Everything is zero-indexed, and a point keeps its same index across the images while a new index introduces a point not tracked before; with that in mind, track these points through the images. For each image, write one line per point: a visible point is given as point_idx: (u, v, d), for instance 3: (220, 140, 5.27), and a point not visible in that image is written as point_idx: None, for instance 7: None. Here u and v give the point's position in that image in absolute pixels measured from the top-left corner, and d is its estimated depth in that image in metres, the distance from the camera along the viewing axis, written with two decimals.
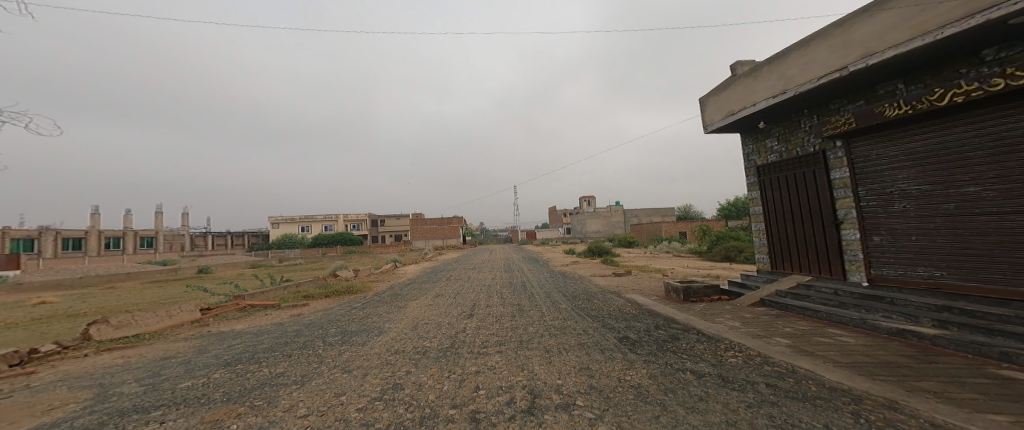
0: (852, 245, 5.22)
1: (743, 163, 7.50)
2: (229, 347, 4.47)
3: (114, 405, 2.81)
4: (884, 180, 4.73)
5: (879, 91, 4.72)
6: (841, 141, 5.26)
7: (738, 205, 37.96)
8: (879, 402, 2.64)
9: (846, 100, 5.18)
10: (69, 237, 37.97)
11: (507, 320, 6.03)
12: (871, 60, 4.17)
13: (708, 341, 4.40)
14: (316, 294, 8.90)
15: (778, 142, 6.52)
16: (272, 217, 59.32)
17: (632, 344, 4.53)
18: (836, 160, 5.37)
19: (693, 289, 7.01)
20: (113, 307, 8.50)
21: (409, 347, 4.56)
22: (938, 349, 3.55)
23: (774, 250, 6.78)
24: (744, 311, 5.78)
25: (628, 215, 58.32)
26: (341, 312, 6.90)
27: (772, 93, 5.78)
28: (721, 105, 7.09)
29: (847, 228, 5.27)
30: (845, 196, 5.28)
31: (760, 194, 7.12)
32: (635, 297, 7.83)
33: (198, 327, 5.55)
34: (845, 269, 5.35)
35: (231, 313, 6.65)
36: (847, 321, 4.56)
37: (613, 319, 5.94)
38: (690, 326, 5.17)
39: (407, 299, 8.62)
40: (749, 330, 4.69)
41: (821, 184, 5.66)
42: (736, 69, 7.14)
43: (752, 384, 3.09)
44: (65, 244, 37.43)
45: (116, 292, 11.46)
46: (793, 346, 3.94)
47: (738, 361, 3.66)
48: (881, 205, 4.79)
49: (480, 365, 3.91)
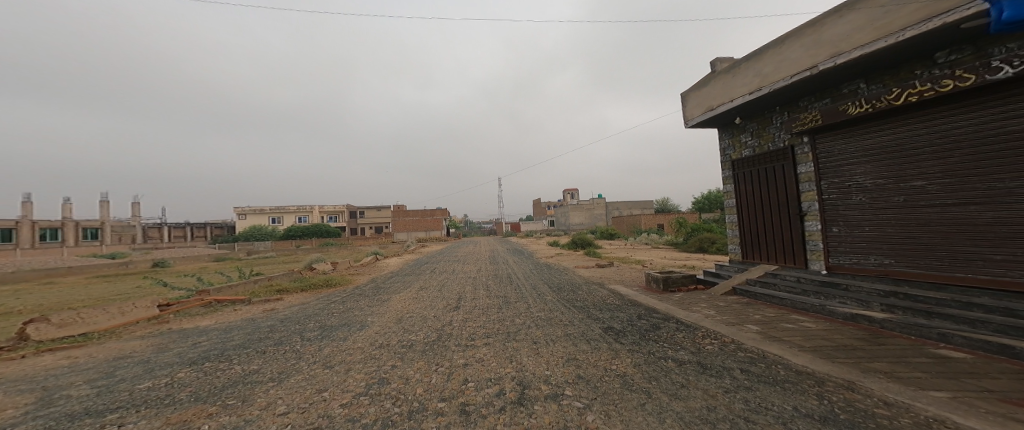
0: (813, 236, 5.56)
1: (720, 157, 7.79)
2: (195, 345, 4.16)
3: (60, 409, 2.52)
4: (844, 175, 5.04)
5: (844, 90, 5.00)
6: (808, 137, 5.54)
7: (710, 199, 39.74)
8: (841, 382, 2.84)
9: (815, 98, 5.44)
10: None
11: (494, 312, 6.00)
12: (838, 59, 4.41)
13: (687, 329, 4.56)
14: (291, 288, 8.45)
15: (752, 137, 6.80)
16: (236, 207, 55.80)
17: (617, 333, 4.63)
18: (803, 155, 5.67)
19: (672, 279, 7.27)
20: (56, 304, 7.69)
21: (394, 340, 4.43)
22: (886, 332, 3.84)
23: (745, 240, 7.11)
24: (718, 300, 6.05)
25: (606, 209, 59.61)
26: (319, 307, 6.57)
27: (748, 89, 6.00)
28: (701, 100, 7.30)
29: (810, 220, 5.59)
30: (809, 190, 5.59)
31: (733, 188, 7.43)
32: (617, 288, 8.02)
33: (158, 324, 5.12)
34: (807, 258, 5.69)
35: (195, 309, 6.19)
36: (808, 307, 4.86)
37: (597, 309, 6.04)
38: (669, 316, 5.34)
39: (390, 292, 8.38)
40: (724, 318, 4.91)
41: (789, 178, 5.96)
42: (715, 66, 7.37)
43: (729, 370, 3.23)
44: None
45: (63, 287, 10.48)
46: (764, 332, 4.15)
47: (715, 348, 3.81)
48: (841, 198, 5.11)
49: (468, 358, 3.85)
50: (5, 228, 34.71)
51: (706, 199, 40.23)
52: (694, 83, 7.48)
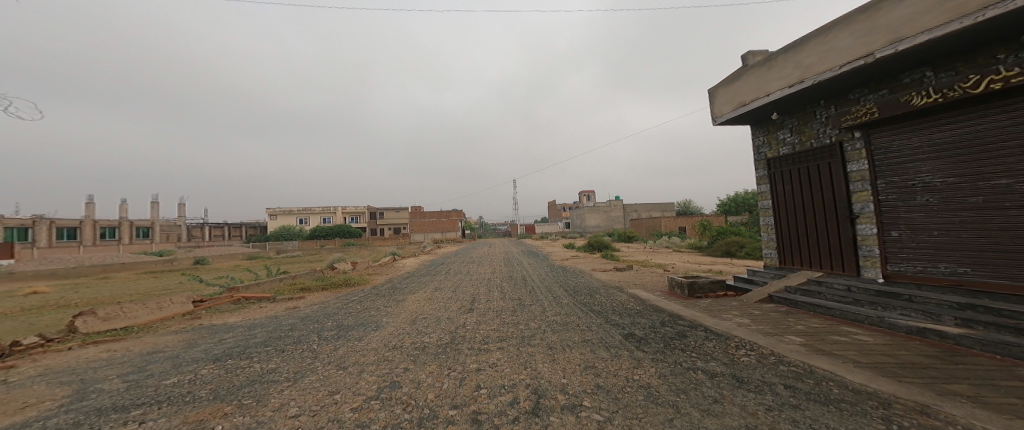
0: (867, 241, 4.98)
1: (753, 156, 7.27)
2: (221, 341, 4.30)
3: (92, 403, 2.63)
4: (905, 173, 4.48)
5: (905, 80, 4.47)
6: (860, 132, 5.00)
7: (737, 200, 37.92)
8: (908, 402, 2.48)
9: (866, 90, 4.92)
10: (64, 226, 37.71)
11: (508, 315, 5.88)
12: (900, 45, 3.94)
13: (717, 339, 4.24)
14: (313, 287, 8.71)
15: (791, 134, 6.28)
16: (270, 208, 58.93)
17: (638, 341, 4.38)
18: (854, 152, 5.12)
19: (698, 285, 6.86)
20: (105, 298, 8.30)
21: (408, 342, 4.41)
22: (963, 349, 3.28)
23: (783, 244, 6.57)
24: (752, 307, 5.60)
25: (628, 210, 58.22)
26: (338, 306, 6.71)
27: (788, 82, 5.54)
28: (732, 96, 6.85)
29: (862, 223, 5.03)
30: (862, 190, 5.02)
31: (769, 188, 6.89)
32: (638, 293, 7.68)
33: (190, 320, 5.36)
34: (858, 265, 5.13)
35: (225, 305, 6.45)
36: (861, 318, 4.30)
37: (617, 314, 5.78)
38: (696, 323, 5.00)
39: (406, 292, 8.47)
40: (759, 328, 4.53)
41: (837, 177, 5.41)
42: (747, 59, 6.91)
43: (769, 385, 2.92)
44: (60, 233, 37.21)
45: (109, 283, 11.29)
46: (808, 344, 3.76)
47: (751, 360, 3.50)
48: (902, 199, 4.54)
49: (481, 363, 3.74)
50: (70, 227, 38.25)
51: (733, 201, 38.28)
52: (725, 78, 7.03)
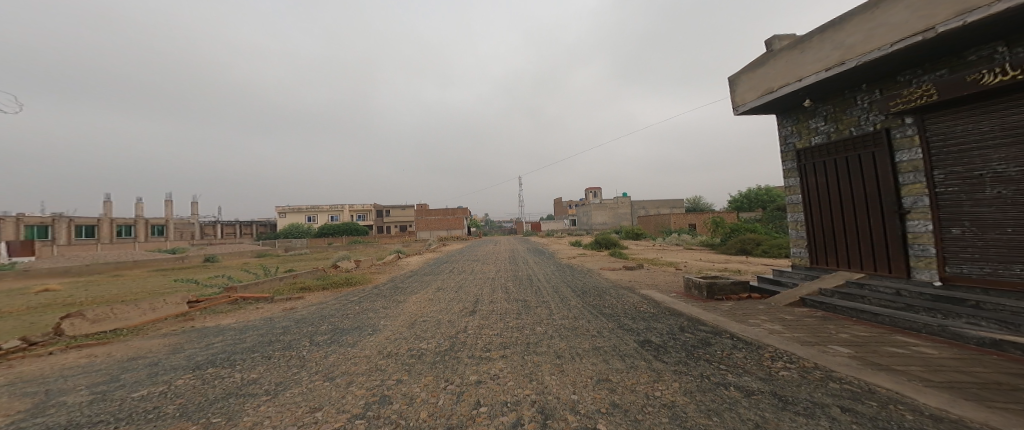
0: (920, 239, 4.42)
1: (780, 146, 6.68)
2: (207, 346, 4.05)
3: (45, 421, 2.36)
4: (969, 162, 3.92)
5: (970, 57, 3.88)
6: (911, 118, 4.43)
7: (750, 196, 36.70)
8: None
9: (921, 70, 4.32)
10: (82, 224, 38.93)
11: (512, 318, 5.51)
12: (969, 17, 3.37)
13: (747, 348, 3.77)
14: (313, 287, 8.50)
15: (825, 122, 5.70)
16: (281, 207, 59.91)
17: (656, 349, 3.94)
18: (903, 140, 4.55)
19: (719, 286, 6.35)
20: (107, 296, 8.24)
21: (403, 349, 4.08)
22: None
23: (815, 242, 6.02)
24: (782, 311, 5.08)
25: (637, 206, 57.19)
26: (336, 307, 6.45)
27: (824, 64, 4.96)
28: (756, 83, 6.27)
29: (914, 219, 4.47)
30: (914, 182, 4.46)
31: (800, 181, 6.31)
32: (652, 294, 7.21)
33: (182, 322, 5.15)
34: (909, 266, 4.57)
35: (220, 306, 6.25)
36: (919, 327, 3.76)
37: (630, 318, 5.34)
38: (720, 329, 4.53)
39: (407, 292, 8.18)
40: (796, 336, 4.03)
41: (881, 169, 4.85)
42: (772, 43, 6.33)
43: (823, 408, 2.46)
44: (78, 231, 38.41)
45: (114, 280, 11.36)
46: (858, 357, 3.26)
47: (792, 375, 3.03)
48: (967, 191, 3.96)
49: (482, 374, 3.37)
50: (89, 225, 39.49)
51: (747, 196, 36.98)
52: (748, 64, 6.41)
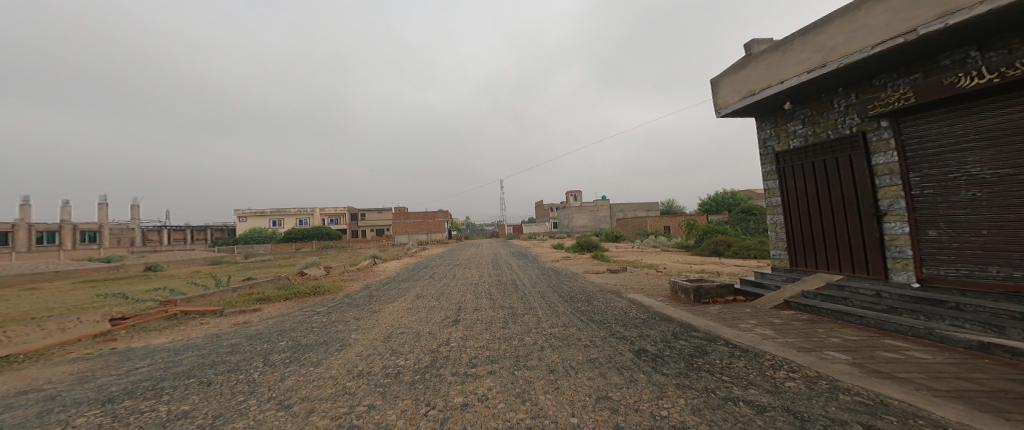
0: (897, 241, 4.50)
1: (760, 149, 6.78)
2: (129, 372, 3.34)
3: None
4: (945, 164, 4.00)
5: (944, 62, 3.99)
6: (887, 121, 4.53)
7: (717, 200, 38.39)
8: None
9: (896, 73, 4.42)
10: None
11: (498, 327, 5.12)
12: (951, 18, 3.41)
13: (746, 356, 3.59)
14: (274, 297, 7.67)
15: (803, 125, 5.81)
16: (239, 211, 55.97)
17: (654, 360, 3.68)
18: (879, 143, 4.64)
19: (705, 289, 6.28)
20: (18, 313, 7.02)
21: (376, 367, 3.57)
22: None
23: (795, 244, 6.09)
24: (770, 315, 5.01)
25: (611, 211, 58.48)
26: (299, 320, 5.76)
27: (806, 66, 5.03)
28: (737, 85, 6.34)
29: (891, 221, 4.55)
30: (891, 184, 4.54)
31: (779, 184, 6.40)
32: (639, 298, 7.06)
33: (102, 343, 4.33)
34: (886, 268, 4.64)
35: (156, 322, 5.39)
36: (905, 330, 3.75)
37: (621, 325, 5.09)
38: (714, 335, 4.36)
39: (382, 301, 7.55)
40: (791, 341, 3.91)
41: (858, 171, 4.93)
42: (752, 48, 6.42)
43: (844, 425, 2.25)
44: None
45: (34, 294, 9.85)
46: (859, 363, 3.14)
47: (799, 386, 2.84)
48: (943, 193, 4.04)
49: (468, 395, 2.95)
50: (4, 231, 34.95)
51: (715, 201, 38.53)
52: (730, 66, 6.48)
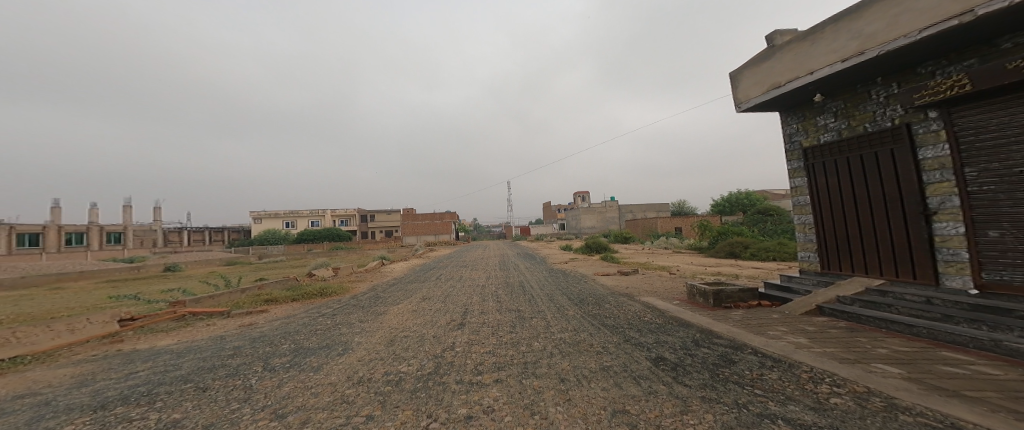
0: (950, 242, 4.09)
1: (785, 145, 6.39)
2: (128, 376, 3.25)
3: None
4: (1007, 158, 3.59)
5: (1003, 45, 3.59)
6: (936, 112, 4.12)
7: (731, 200, 37.32)
8: None
9: (946, 60, 4.03)
10: (25, 232, 36.16)
11: (505, 331, 4.89)
12: None
13: (779, 367, 3.27)
14: (281, 298, 7.64)
15: (835, 118, 5.41)
16: (255, 213, 57.44)
17: (675, 369, 3.39)
18: (927, 136, 4.23)
19: (726, 293, 5.91)
20: (36, 313, 7.17)
21: (377, 373, 3.40)
22: None
23: (826, 246, 5.68)
24: (801, 322, 4.63)
25: (622, 211, 57.64)
26: (303, 322, 5.66)
27: (839, 56, 4.66)
28: (760, 78, 5.97)
29: (942, 220, 4.14)
30: (941, 180, 4.13)
31: (808, 182, 6.00)
32: (654, 301, 6.72)
33: (108, 344, 4.30)
34: (937, 272, 4.22)
35: (164, 323, 5.38)
36: (965, 341, 3.35)
37: (637, 330, 4.79)
38: (740, 343, 4.03)
39: (387, 303, 7.43)
40: (829, 351, 3.56)
41: (902, 167, 4.53)
42: (775, 38, 6.05)
43: None
44: (21, 240, 35.61)
45: (54, 294, 10.15)
46: (915, 378, 2.78)
47: (847, 403, 2.52)
48: (1005, 189, 3.63)
49: (472, 406, 2.73)
50: (34, 233, 36.81)
51: (729, 201, 37.47)
52: (751, 58, 6.11)
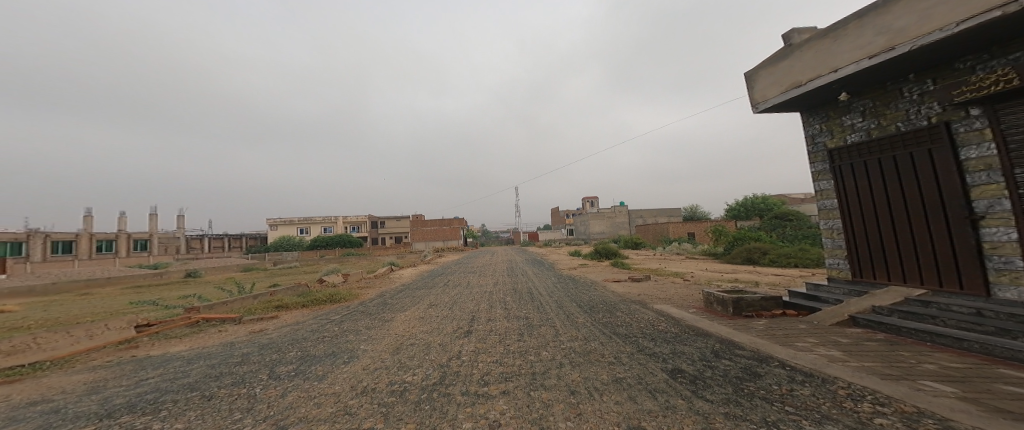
0: (1001, 249, 3.76)
1: (807, 147, 6.10)
2: (137, 383, 3.25)
3: None
4: None
5: None
6: (979, 109, 3.83)
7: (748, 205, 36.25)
8: None
9: (988, 54, 3.75)
10: (59, 240, 38.07)
11: (512, 340, 4.75)
12: None
13: (811, 382, 3.01)
14: (291, 304, 7.70)
15: (862, 118, 5.12)
16: (273, 220, 59.05)
17: (694, 382, 3.18)
18: (969, 135, 3.93)
19: (746, 301, 5.61)
20: (60, 318, 7.41)
21: (382, 383, 3.30)
22: None
23: (856, 253, 5.34)
24: (832, 333, 4.32)
25: (634, 216, 56.77)
26: (311, 328, 5.65)
27: (865, 52, 4.40)
28: (778, 77, 5.73)
29: (991, 225, 3.82)
30: (988, 183, 3.81)
31: (834, 185, 5.68)
32: (669, 309, 6.45)
33: (122, 350, 4.35)
34: (987, 282, 3.89)
35: (177, 329, 5.46)
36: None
37: (651, 339, 4.57)
38: (765, 355, 3.76)
39: (394, 310, 7.38)
40: (866, 365, 3.27)
41: (941, 168, 4.21)
42: (793, 36, 5.80)
43: None
44: (54, 247, 37.49)
45: (78, 300, 10.52)
46: (971, 398, 2.50)
47: (894, 425, 2.27)
48: None
49: (478, 419, 2.60)
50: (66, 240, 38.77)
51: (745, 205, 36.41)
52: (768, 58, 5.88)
